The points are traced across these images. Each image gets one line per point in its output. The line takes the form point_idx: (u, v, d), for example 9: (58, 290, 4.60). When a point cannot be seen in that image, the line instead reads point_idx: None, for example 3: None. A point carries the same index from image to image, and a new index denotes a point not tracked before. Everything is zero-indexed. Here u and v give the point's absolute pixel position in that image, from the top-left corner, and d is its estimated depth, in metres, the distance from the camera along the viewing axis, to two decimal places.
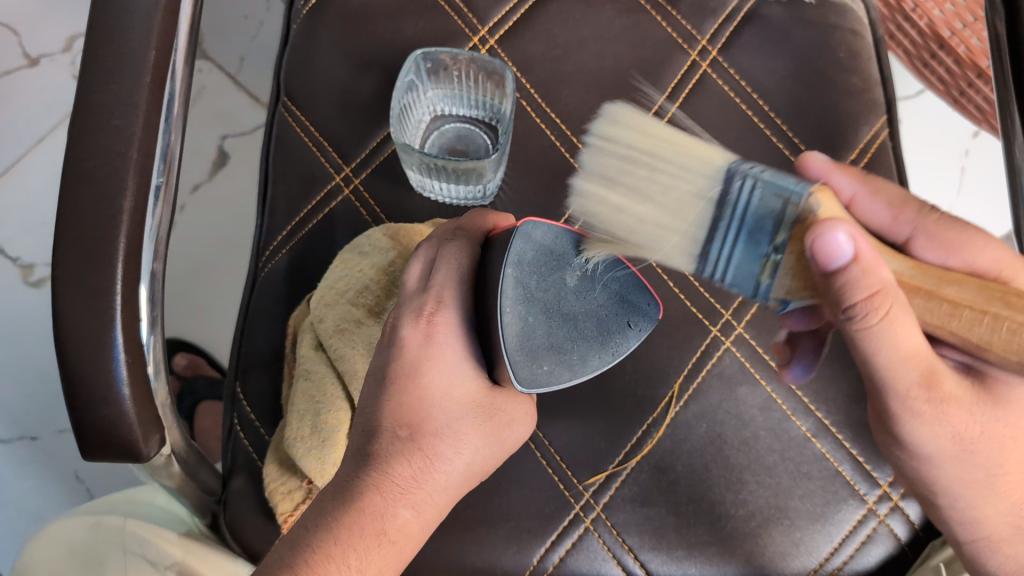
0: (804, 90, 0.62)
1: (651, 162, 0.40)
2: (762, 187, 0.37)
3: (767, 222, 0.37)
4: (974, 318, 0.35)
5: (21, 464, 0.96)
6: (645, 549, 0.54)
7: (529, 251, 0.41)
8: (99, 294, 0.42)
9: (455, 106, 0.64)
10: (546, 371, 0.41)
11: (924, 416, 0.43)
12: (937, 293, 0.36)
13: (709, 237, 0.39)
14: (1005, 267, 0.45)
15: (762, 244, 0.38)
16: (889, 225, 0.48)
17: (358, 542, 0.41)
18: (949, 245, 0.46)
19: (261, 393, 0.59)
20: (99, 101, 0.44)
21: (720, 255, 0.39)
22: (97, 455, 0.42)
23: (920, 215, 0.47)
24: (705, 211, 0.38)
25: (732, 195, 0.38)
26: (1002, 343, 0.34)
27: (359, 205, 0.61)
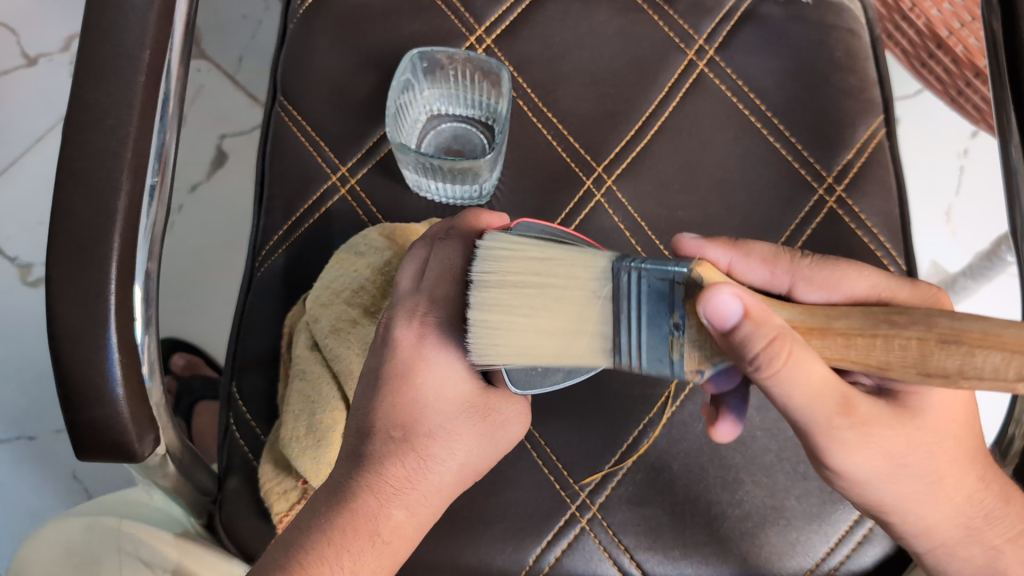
0: (801, 90, 0.61)
1: (525, 292, 0.39)
2: (647, 276, 0.37)
3: (661, 306, 0.37)
4: (869, 343, 0.34)
5: (18, 464, 0.96)
6: (641, 549, 0.54)
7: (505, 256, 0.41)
8: (92, 294, 0.42)
9: (451, 106, 0.64)
10: (540, 371, 0.40)
11: (850, 440, 0.41)
12: (829, 328, 0.35)
13: (614, 332, 0.38)
14: (881, 289, 0.45)
15: (662, 328, 0.37)
16: (767, 281, 0.48)
17: (352, 542, 0.41)
18: (826, 282, 0.46)
19: (256, 392, 0.59)
20: (94, 100, 0.44)
21: (629, 344, 0.38)
22: (92, 454, 0.42)
23: (795, 264, 0.47)
24: (603, 309, 0.38)
25: (623, 289, 0.37)
26: (898, 360, 0.33)
27: (354, 205, 0.61)
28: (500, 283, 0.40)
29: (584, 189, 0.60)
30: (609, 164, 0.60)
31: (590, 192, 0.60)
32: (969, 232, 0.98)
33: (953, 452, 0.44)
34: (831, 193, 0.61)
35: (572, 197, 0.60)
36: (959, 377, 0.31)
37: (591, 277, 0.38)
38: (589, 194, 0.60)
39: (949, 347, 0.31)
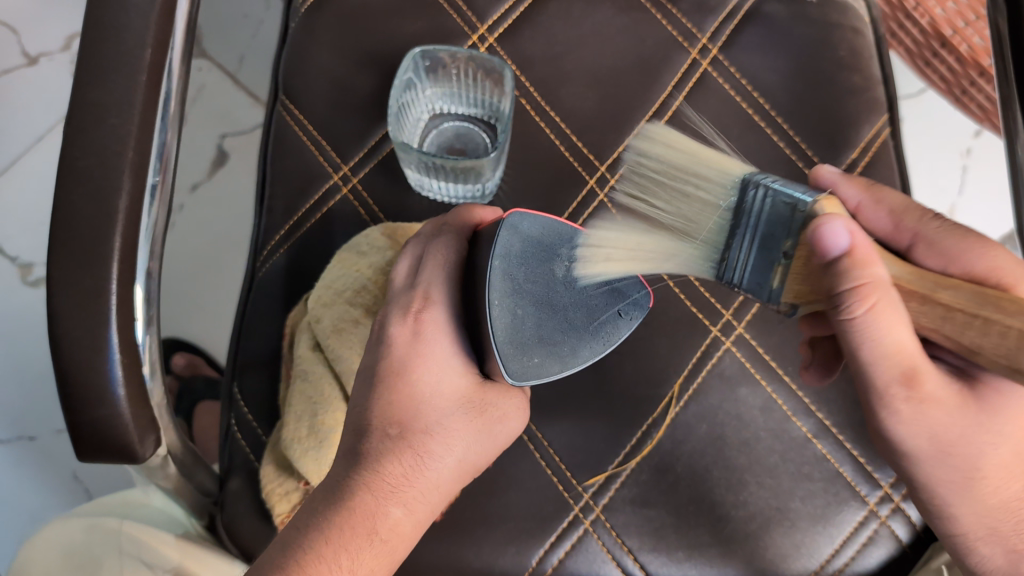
0: (805, 89, 0.61)
1: (633, 253, 0.43)
2: (773, 195, 0.39)
3: (777, 230, 0.39)
4: (967, 321, 0.35)
5: (19, 464, 0.96)
6: (645, 551, 0.54)
7: (517, 243, 0.42)
8: (93, 294, 0.41)
9: (453, 105, 0.64)
10: (536, 364, 0.41)
11: (903, 413, 0.41)
12: (934, 296, 0.36)
13: (727, 245, 0.41)
14: (1002, 274, 0.42)
15: (772, 250, 0.39)
16: (892, 230, 0.47)
17: (350, 539, 0.41)
18: (947, 256, 0.44)
19: (257, 392, 0.58)
20: (94, 99, 0.44)
21: (738, 257, 0.41)
22: (93, 456, 0.42)
23: (922, 221, 0.46)
24: (722, 219, 0.41)
25: (747, 203, 0.40)
26: (992, 346, 0.34)
27: (357, 204, 0.61)
28: (613, 256, 0.43)
29: (587, 188, 0.60)
30: (613, 163, 0.60)
31: (593, 191, 0.60)
32: (973, 231, 0.98)
33: (1004, 457, 0.44)
34: None
35: (577, 196, 0.60)
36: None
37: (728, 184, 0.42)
38: (593, 194, 0.60)
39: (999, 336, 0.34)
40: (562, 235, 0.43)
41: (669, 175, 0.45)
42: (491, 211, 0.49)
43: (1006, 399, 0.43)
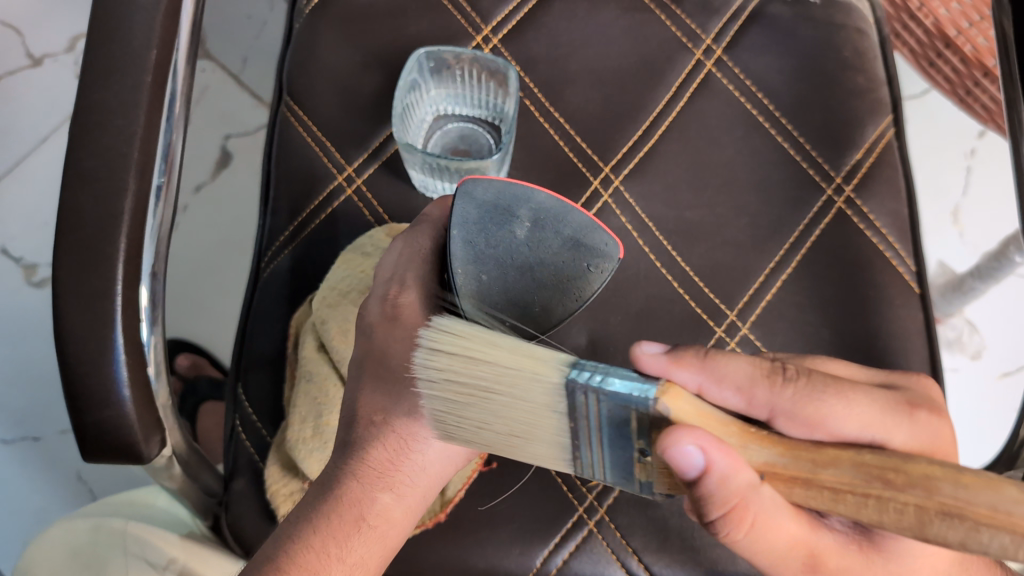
0: (809, 90, 0.61)
1: (479, 391, 0.37)
2: (605, 400, 0.33)
3: (614, 427, 0.34)
4: (858, 502, 0.31)
5: (23, 464, 0.96)
6: (649, 551, 0.54)
7: (473, 211, 0.42)
8: (100, 295, 0.42)
9: (457, 106, 0.63)
10: (506, 323, 0.42)
11: (795, 567, 0.39)
12: (810, 480, 0.32)
13: (571, 447, 0.36)
14: (923, 390, 0.42)
15: (623, 448, 0.35)
16: (745, 408, 0.38)
17: (336, 528, 0.41)
18: (811, 417, 0.37)
19: (263, 393, 0.58)
20: (100, 100, 0.44)
21: (589, 458, 0.36)
22: (98, 456, 0.42)
23: (777, 389, 0.38)
24: (559, 422, 0.35)
25: (580, 408, 0.34)
26: (891, 521, 0.31)
27: (361, 205, 0.60)
28: (440, 348, 0.38)
29: (592, 189, 0.60)
30: (617, 164, 0.60)
31: (597, 191, 0.60)
32: (977, 233, 0.97)
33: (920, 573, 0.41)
34: (840, 193, 0.60)
35: (581, 196, 0.60)
36: (960, 548, 0.30)
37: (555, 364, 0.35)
38: (597, 194, 0.60)
39: (950, 521, 0.30)
40: (521, 197, 0.43)
41: (466, 372, 0.37)
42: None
43: (897, 544, 0.39)
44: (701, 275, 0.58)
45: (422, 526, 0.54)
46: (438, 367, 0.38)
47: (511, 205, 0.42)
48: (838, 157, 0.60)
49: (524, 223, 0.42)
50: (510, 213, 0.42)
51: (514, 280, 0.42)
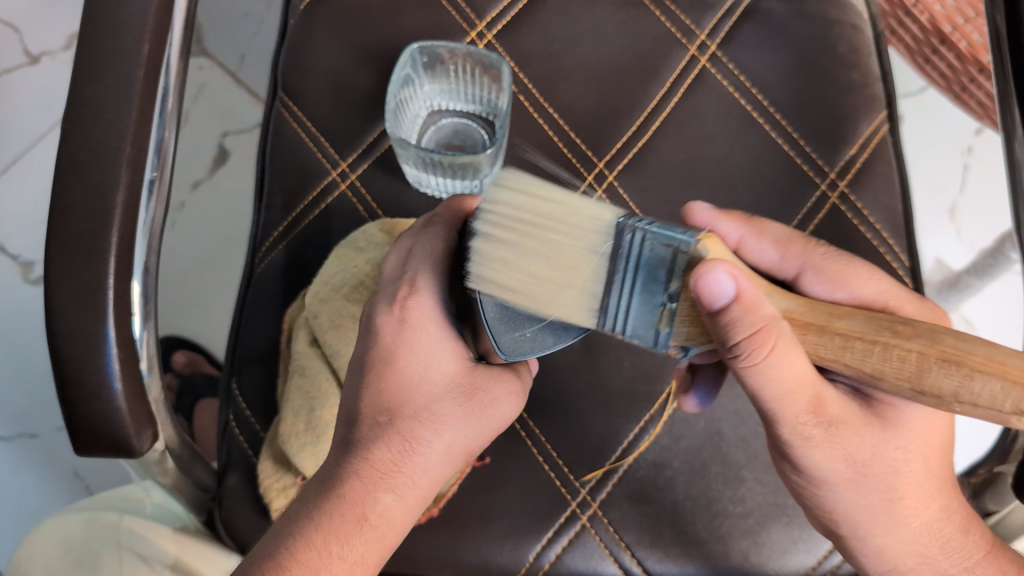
0: (805, 86, 0.61)
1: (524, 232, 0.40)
2: (652, 240, 0.37)
3: (659, 272, 0.38)
4: (866, 349, 0.35)
5: (19, 460, 0.96)
6: (642, 546, 0.54)
7: None
8: (92, 288, 0.42)
9: (451, 101, 0.63)
10: (530, 337, 0.41)
11: (816, 439, 0.42)
12: (828, 326, 0.36)
13: (605, 290, 0.39)
14: (889, 297, 0.46)
15: (657, 295, 0.38)
16: (779, 261, 0.49)
17: (338, 526, 0.40)
18: (836, 278, 0.47)
19: (257, 388, 0.58)
20: (92, 94, 0.44)
21: (617, 306, 0.39)
22: (90, 449, 0.42)
23: (807, 249, 0.49)
24: (598, 265, 0.39)
25: (623, 247, 0.38)
26: (893, 371, 0.34)
27: (355, 200, 0.61)
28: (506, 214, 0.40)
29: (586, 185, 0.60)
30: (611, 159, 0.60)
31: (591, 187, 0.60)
32: (973, 229, 0.98)
33: (919, 474, 0.44)
34: (834, 189, 0.60)
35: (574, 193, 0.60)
36: (952, 399, 0.33)
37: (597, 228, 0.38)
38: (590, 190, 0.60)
39: (948, 368, 0.33)
40: None
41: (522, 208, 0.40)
42: (481, 202, 0.48)
43: (901, 412, 0.44)
44: None
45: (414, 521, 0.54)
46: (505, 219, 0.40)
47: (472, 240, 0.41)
48: (845, 153, 0.61)
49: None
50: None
51: None
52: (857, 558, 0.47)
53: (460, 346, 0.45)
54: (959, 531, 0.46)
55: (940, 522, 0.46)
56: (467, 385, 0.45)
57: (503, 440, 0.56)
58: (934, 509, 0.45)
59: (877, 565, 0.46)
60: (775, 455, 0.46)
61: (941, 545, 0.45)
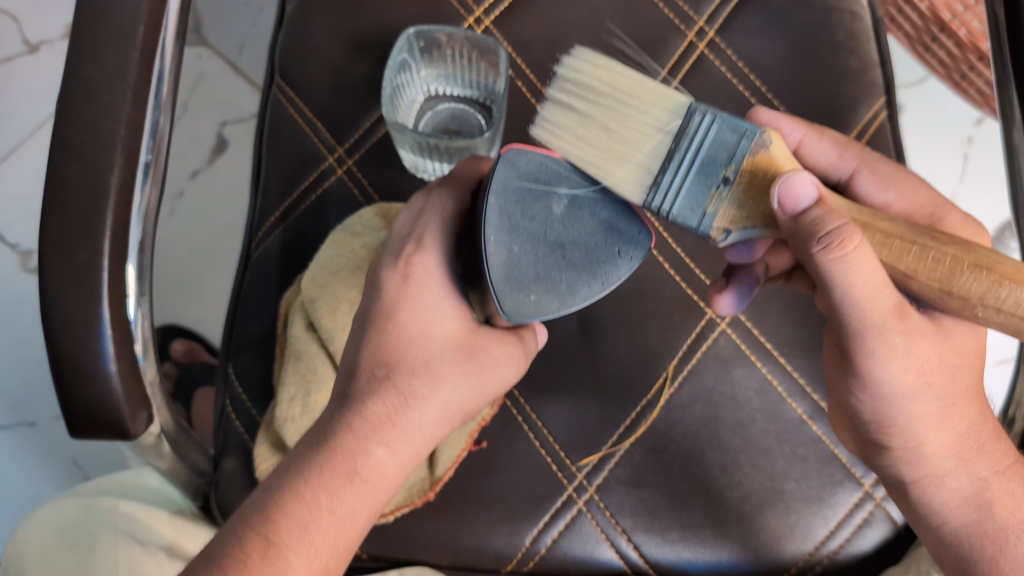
0: (803, 72, 0.61)
1: (596, 101, 0.41)
2: (720, 124, 0.39)
3: (719, 156, 0.39)
4: (904, 248, 0.37)
5: (17, 449, 0.96)
6: (639, 531, 0.54)
7: (513, 180, 0.41)
8: (86, 269, 0.42)
9: (449, 86, 0.63)
10: (534, 301, 0.40)
11: (887, 348, 0.42)
12: (871, 226, 0.38)
13: (661, 168, 0.39)
14: (936, 207, 0.49)
15: (711, 176, 0.39)
16: (834, 162, 0.52)
17: (328, 479, 0.40)
18: (886, 180, 0.51)
19: (253, 373, 0.58)
20: (86, 75, 0.44)
21: (671, 183, 0.39)
22: (85, 431, 0.42)
23: (863, 153, 0.51)
24: (661, 143, 0.39)
25: (691, 129, 0.39)
26: (926, 271, 0.36)
27: (351, 185, 0.61)
28: (582, 83, 0.42)
29: None
30: None
31: None
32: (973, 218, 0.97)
33: (965, 380, 0.46)
34: None
35: None
36: (976, 301, 0.35)
37: (665, 104, 0.40)
38: None
39: (978, 273, 0.35)
40: (562, 172, 0.41)
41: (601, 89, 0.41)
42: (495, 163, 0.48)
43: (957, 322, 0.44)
44: (692, 256, 0.58)
45: (412, 505, 0.54)
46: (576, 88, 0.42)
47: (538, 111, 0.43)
48: (844, 138, 0.60)
49: (562, 200, 0.41)
50: (550, 189, 0.41)
51: (544, 254, 0.41)
52: (897, 470, 0.48)
53: (462, 305, 0.45)
54: (992, 438, 0.47)
55: (977, 427, 0.46)
56: (467, 343, 0.45)
57: (499, 425, 0.56)
58: (972, 415, 0.46)
59: (913, 471, 0.47)
60: (845, 385, 0.47)
61: (977, 449, 0.46)
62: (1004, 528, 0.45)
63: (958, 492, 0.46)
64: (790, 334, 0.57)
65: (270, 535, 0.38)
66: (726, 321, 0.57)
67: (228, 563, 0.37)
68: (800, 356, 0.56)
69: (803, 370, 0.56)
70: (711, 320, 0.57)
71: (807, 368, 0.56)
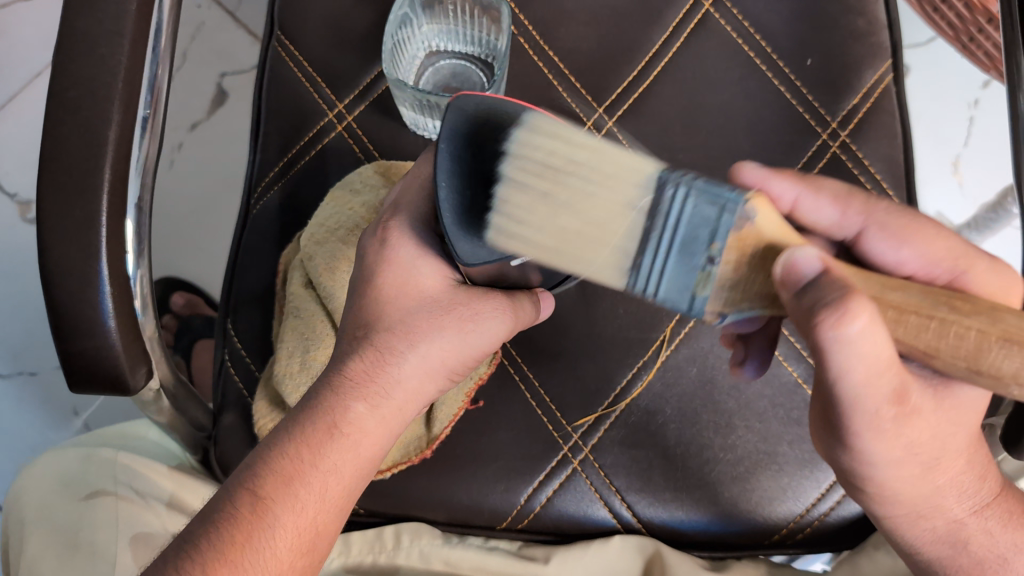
0: (809, 34, 0.60)
1: (560, 167, 0.37)
2: (695, 198, 0.35)
3: (700, 233, 0.36)
4: (920, 323, 0.33)
5: (17, 398, 0.97)
6: (632, 491, 0.54)
7: (462, 125, 0.39)
8: (84, 225, 0.41)
9: (450, 43, 0.62)
10: (490, 245, 0.39)
11: (884, 430, 0.37)
12: (881, 299, 0.34)
13: (639, 251, 0.37)
14: (959, 259, 0.42)
15: (696, 257, 0.36)
16: (838, 218, 0.45)
17: (310, 436, 0.41)
18: (898, 238, 0.43)
19: (252, 329, 0.59)
20: (83, 28, 0.43)
21: (651, 267, 0.37)
22: (86, 386, 0.42)
23: (869, 206, 0.45)
24: (634, 221, 0.36)
25: (664, 205, 0.36)
26: (950, 349, 0.33)
27: (350, 141, 0.60)
28: (531, 157, 0.37)
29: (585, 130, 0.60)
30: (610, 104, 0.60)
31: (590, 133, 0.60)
32: (977, 183, 0.97)
33: (961, 451, 0.41)
34: (835, 138, 0.59)
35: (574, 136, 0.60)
36: (1011, 382, 0.32)
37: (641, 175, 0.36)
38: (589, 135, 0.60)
39: (1009, 349, 0.31)
40: (513, 111, 0.39)
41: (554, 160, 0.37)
42: None
43: (960, 390, 0.39)
44: None
45: (409, 462, 0.55)
46: (531, 162, 0.37)
47: (508, 135, 0.38)
48: (849, 103, 0.60)
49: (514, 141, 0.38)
50: (500, 130, 0.38)
51: None
52: (868, 504, 0.44)
53: (442, 263, 0.45)
54: (976, 479, 0.42)
55: (962, 475, 0.42)
56: (449, 300, 0.44)
57: (497, 382, 0.56)
58: (961, 468, 0.41)
59: (886, 509, 0.43)
60: (822, 433, 0.41)
61: (958, 490, 0.42)
62: (982, 560, 0.43)
63: (931, 530, 0.43)
64: None
65: (255, 488, 0.40)
66: None
67: (214, 517, 0.39)
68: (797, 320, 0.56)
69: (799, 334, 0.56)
70: None
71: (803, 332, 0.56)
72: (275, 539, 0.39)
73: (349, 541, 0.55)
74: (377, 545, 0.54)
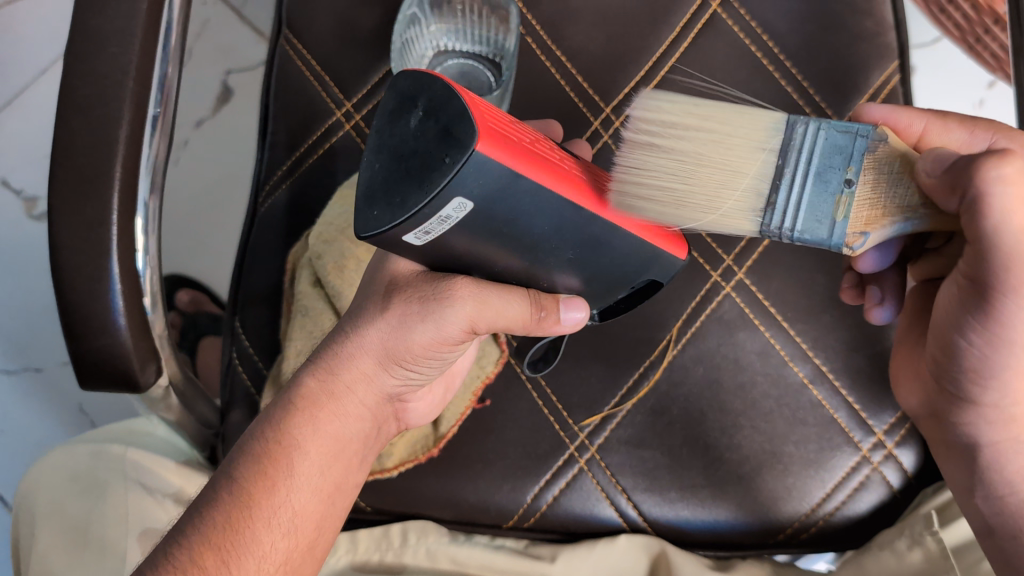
0: (818, 34, 0.60)
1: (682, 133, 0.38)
2: (827, 130, 0.37)
3: (835, 159, 0.36)
4: None
5: (24, 392, 0.97)
6: (639, 490, 0.55)
7: (391, 102, 0.34)
8: (94, 223, 0.41)
9: (456, 41, 0.63)
10: (378, 217, 0.34)
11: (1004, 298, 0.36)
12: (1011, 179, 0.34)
13: (773, 189, 0.37)
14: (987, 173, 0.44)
15: (831, 183, 0.36)
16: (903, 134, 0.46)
17: (279, 419, 0.43)
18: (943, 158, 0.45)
19: (259, 328, 0.59)
20: (95, 26, 0.43)
21: (787, 201, 0.37)
22: (95, 383, 0.43)
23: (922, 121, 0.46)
24: (767, 160, 0.37)
25: (795, 141, 0.37)
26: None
27: (358, 139, 0.60)
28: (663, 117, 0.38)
29: (592, 128, 0.60)
30: (618, 104, 0.60)
31: (598, 132, 0.60)
32: None
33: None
34: None
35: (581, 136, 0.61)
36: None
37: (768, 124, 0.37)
38: (598, 134, 0.60)
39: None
40: (430, 82, 0.33)
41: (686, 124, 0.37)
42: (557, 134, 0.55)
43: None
44: None
45: (416, 460, 0.56)
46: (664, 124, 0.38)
47: (441, 96, 0.33)
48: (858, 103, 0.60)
49: (420, 111, 0.33)
50: (413, 101, 0.34)
51: (397, 169, 0.33)
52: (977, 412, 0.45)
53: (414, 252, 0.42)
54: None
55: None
56: (390, 293, 0.42)
57: (503, 381, 0.57)
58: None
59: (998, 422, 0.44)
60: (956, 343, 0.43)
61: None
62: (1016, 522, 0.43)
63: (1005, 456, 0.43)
64: (795, 298, 0.56)
65: (230, 474, 0.41)
66: (731, 285, 0.57)
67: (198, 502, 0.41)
68: (804, 321, 0.56)
69: (806, 334, 0.56)
70: (715, 283, 0.57)
71: (810, 332, 0.56)
72: (251, 519, 0.40)
73: (355, 538, 0.55)
74: (384, 543, 0.54)
